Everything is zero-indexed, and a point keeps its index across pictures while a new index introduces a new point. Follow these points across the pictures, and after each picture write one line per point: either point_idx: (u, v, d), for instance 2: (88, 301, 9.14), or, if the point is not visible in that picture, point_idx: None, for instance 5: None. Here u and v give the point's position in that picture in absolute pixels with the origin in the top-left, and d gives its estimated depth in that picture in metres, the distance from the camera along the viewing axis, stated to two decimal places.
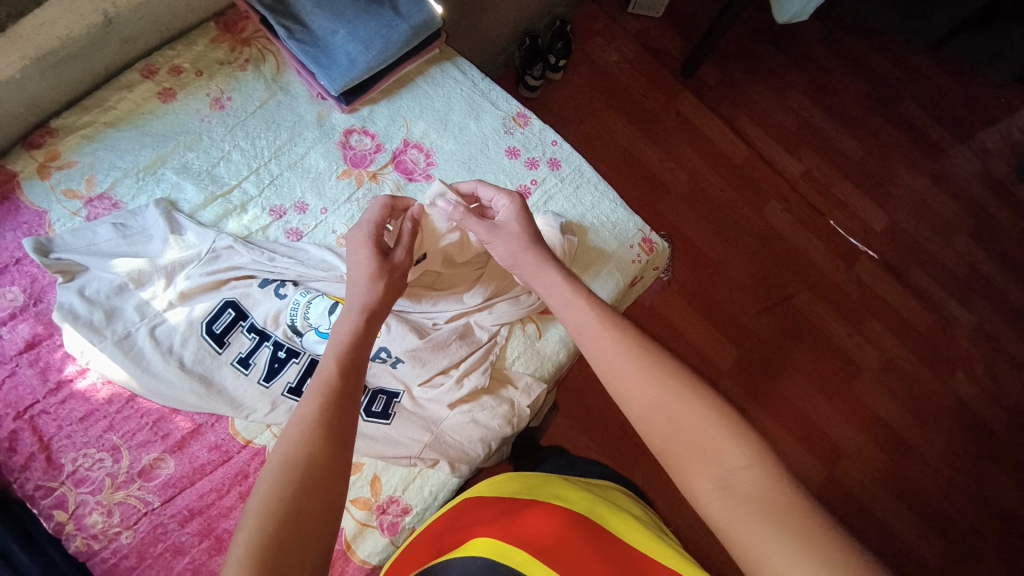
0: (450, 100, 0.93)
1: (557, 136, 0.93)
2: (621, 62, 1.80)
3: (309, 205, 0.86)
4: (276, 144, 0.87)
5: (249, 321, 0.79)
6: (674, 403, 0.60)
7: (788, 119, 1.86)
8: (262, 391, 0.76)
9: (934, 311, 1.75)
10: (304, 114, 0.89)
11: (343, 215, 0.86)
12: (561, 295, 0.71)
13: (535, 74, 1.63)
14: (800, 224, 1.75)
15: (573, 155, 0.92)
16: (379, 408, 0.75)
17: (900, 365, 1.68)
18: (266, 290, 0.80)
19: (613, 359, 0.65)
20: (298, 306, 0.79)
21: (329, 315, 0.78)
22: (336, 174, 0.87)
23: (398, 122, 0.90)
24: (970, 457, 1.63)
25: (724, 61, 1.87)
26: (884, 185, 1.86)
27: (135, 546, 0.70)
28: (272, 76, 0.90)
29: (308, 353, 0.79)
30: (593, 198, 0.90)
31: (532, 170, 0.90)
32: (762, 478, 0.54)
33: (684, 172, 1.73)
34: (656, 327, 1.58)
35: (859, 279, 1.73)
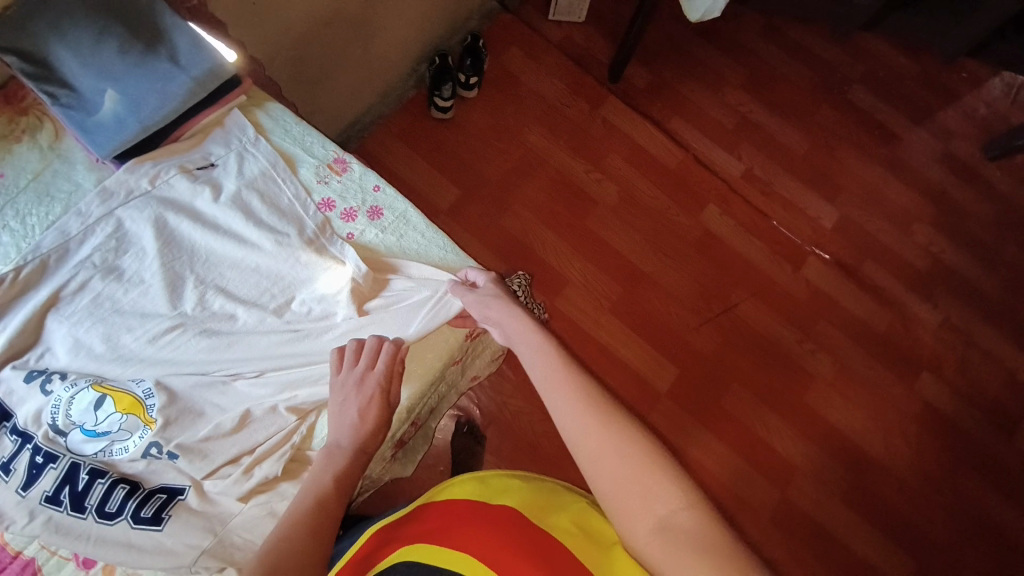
0: (253, 160, 0.76)
1: (379, 180, 0.82)
2: (542, 73, 1.72)
3: (86, 299, 0.67)
4: (50, 220, 0.70)
5: (11, 423, 0.62)
6: (613, 454, 0.60)
7: (724, 118, 1.77)
8: (19, 500, 0.60)
9: (894, 309, 1.64)
10: (83, 182, 0.72)
11: (128, 312, 0.68)
12: (530, 340, 0.70)
13: (445, 95, 1.56)
14: (742, 227, 1.66)
15: (397, 200, 0.81)
16: (150, 512, 0.62)
17: (858, 370, 1.57)
18: (31, 386, 0.63)
19: (567, 408, 0.64)
20: (59, 403, 0.63)
21: (95, 411, 0.64)
22: (121, 249, 0.69)
23: (202, 186, 0.72)
24: (942, 464, 1.52)
25: (653, 60, 1.79)
26: (833, 178, 1.76)
27: None
28: (50, 143, 0.73)
29: (70, 455, 0.62)
30: (419, 247, 0.80)
31: (347, 225, 0.78)
32: (698, 518, 0.56)
33: (613, 182, 1.65)
34: (587, 350, 1.50)
35: (808, 281, 1.63)
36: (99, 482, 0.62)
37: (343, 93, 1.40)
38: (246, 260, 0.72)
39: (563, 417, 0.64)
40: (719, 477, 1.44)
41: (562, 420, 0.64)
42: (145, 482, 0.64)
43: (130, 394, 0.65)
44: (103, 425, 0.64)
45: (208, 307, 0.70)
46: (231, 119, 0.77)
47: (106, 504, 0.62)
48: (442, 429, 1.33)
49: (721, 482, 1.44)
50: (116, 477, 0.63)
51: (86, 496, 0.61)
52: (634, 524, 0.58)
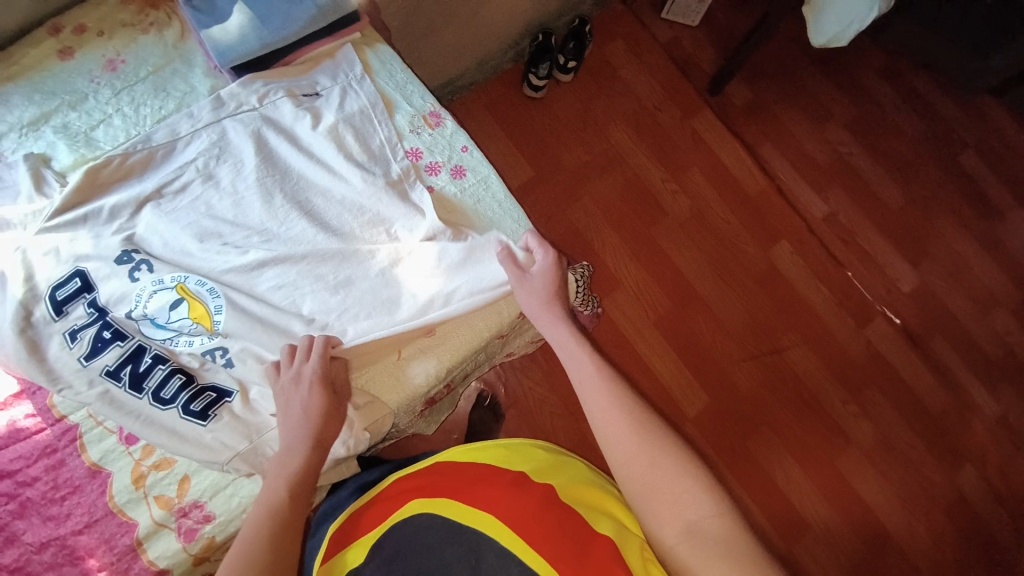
0: (355, 97, 0.77)
1: (468, 142, 0.82)
2: (641, 70, 1.68)
3: (181, 196, 0.70)
4: (161, 113, 0.74)
5: (92, 295, 0.66)
6: (643, 458, 0.62)
7: (820, 156, 1.68)
8: (80, 368, 0.65)
9: (954, 392, 1.54)
10: (197, 86, 0.75)
11: (215, 215, 0.70)
12: (566, 345, 0.72)
13: (540, 73, 1.56)
14: (809, 271, 1.58)
15: (482, 165, 0.81)
16: (199, 406, 0.66)
17: (897, 445, 1.49)
18: (120, 270, 0.67)
19: (603, 412, 0.66)
20: (141, 297, 0.67)
21: (169, 311, 0.67)
22: (220, 157, 0.71)
23: (305, 111, 0.74)
24: (965, 564, 1.43)
25: (759, 80, 1.71)
26: (922, 242, 1.65)
27: None
28: (173, 41, 0.77)
29: (138, 337, 0.67)
30: (494, 214, 0.80)
31: (430, 177, 0.79)
32: (728, 524, 0.57)
33: (687, 196, 1.60)
34: (623, 357, 1.48)
35: (868, 342, 1.55)
36: (159, 367, 0.67)
37: (444, 52, 1.41)
38: (333, 190, 0.73)
39: (600, 425, 0.66)
40: None
41: (599, 430, 0.66)
42: (199, 378, 0.68)
43: (204, 305, 0.68)
44: (174, 323, 0.68)
45: (289, 227, 0.72)
46: (344, 52, 0.79)
47: (161, 390, 0.66)
48: (463, 399, 1.35)
49: None
50: (175, 367, 0.67)
51: (144, 378, 0.66)
52: (661, 525, 0.60)
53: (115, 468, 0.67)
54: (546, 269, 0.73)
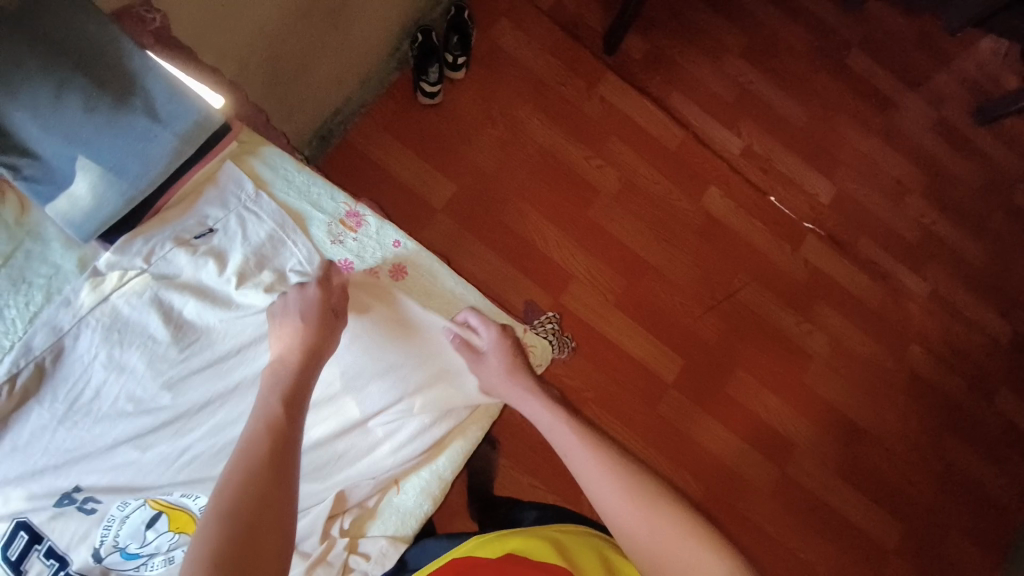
0: (257, 222, 0.72)
1: (399, 236, 0.81)
2: (533, 47, 1.59)
3: (99, 397, 0.68)
4: (31, 311, 0.64)
5: (45, 544, 0.67)
6: (644, 521, 0.70)
7: (725, 92, 1.69)
8: None
9: (887, 284, 1.67)
10: (63, 264, 0.65)
11: (147, 404, 0.70)
12: (545, 418, 0.84)
13: (432, 79, 1.44)
14: (742, 209, 1.63)
15: (420, 257, 0.82)
16: None
17: (852, 347, 1.61)
18: (65, 511, 0.68)
19: (597, 480, 0.75)
20: (111, 525, 0.69)
21: (146, 531, 0.71)
22: (122, 349, 0.68)
23: (204, 258, 0.69)
24: (928, 431, 1.61)
25: (649, 28, 1.67)
26: (831, 151, 1.72)
27: None
28: (15, 220, 0.64)
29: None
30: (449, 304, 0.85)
31: (372, 286, 0.79)
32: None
33: (612, 167, 1.58)
34: (594, 345, 1.49)
35: (807, 261, 1.63)
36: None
37: (323, 87, 1.27)
38: (262, 342, 0.73)
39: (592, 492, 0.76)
40: (723, 460, 1.49)
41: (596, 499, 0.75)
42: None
43: (186, 512, 0.72)
44: (151, 544, 0.71)
45: (232, 393, 0.74)
46: (229, 175, 0.71)
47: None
48: None
49: (724, 464, 1.50)
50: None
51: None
52: None
53: None
54: (494, 344, 0.83)
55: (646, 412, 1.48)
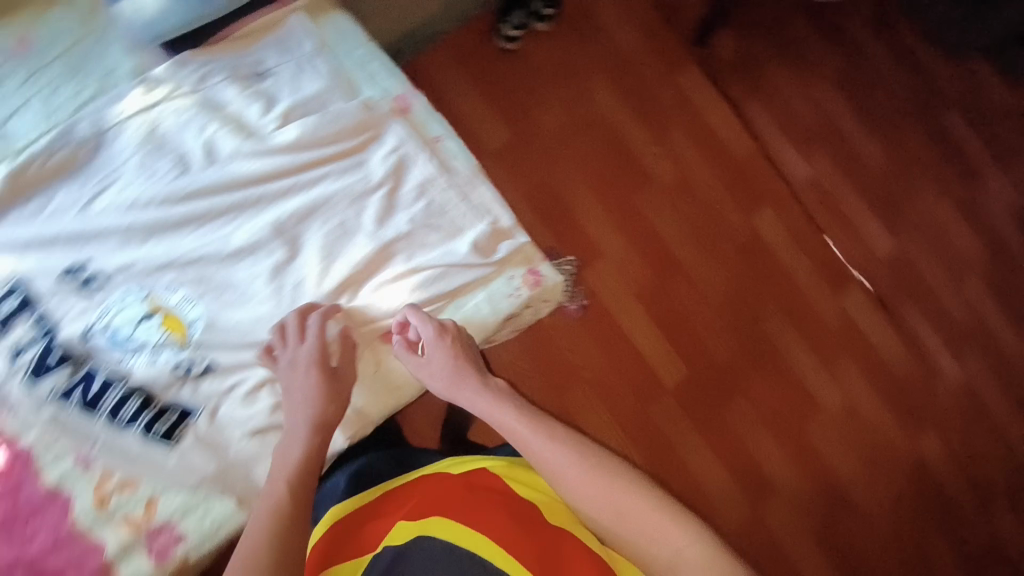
0: (311, 77, 0.84)
1: (442, 131, 0.88)
2: (626, 21, 1.56)
3: (125, 188, 0.77)
4: (80, 97, 0.81)
5: (41, 317, 0.74)
6: (619, 501, 0.73)
7: (807, 116, 1.62)
8: (27, 391, 0.73)
9: (919, 358, 1.59)
10: (120, 66, 0.82)
11: (160, 198, 0.77)
12: (486, 406, 0.81)
13: (513, 23, 1.44)
14: (792, 239, 1.57)
15: (460, 152, 0.87)
16: (164, 429, 0.74)
17: (864, 410, 1.54)
18: (69, 283, 0.75)
19: (566, 470, 0.75)
20: (105, 311, 0.76)
21: (137, 323, 0.76)
22: (161, 152, 0.78)
23: (254, 96, 0.82)
24: (917, 518, 1.53)
25: (747, 35, 1.61)
26: (900, 208, 1.64)
27: None
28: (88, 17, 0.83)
29: (91, 360, 0.75)
30: (475, 207, 0.86)
31: (408, 170, 0.84)
32: (699, 544, 0.69)
33: (671, 161, 1.54)
34: (603, 330, 1.46)
35: (842, 310, 1.57)
36: (110, 390, 0.74)
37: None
38: (286, 178, 0.80)
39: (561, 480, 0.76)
40: (698, 481, 1.44)
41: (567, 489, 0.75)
42: (157, 398, 0.75)
43: (179, 319, 0.76)
44: (140, 336, 0.76)
45: (245, 224, 0.79)
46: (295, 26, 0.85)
47: (120, 409, 0.74)
48: None
49: (700, 486, 1.45)
50: (130, 388, 0.75)
51: (101, 398, 0.74)
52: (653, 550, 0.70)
53: (75, 490, 0.72)
54: (441, 349, 0.78)
55: (635, 410, 1.45)
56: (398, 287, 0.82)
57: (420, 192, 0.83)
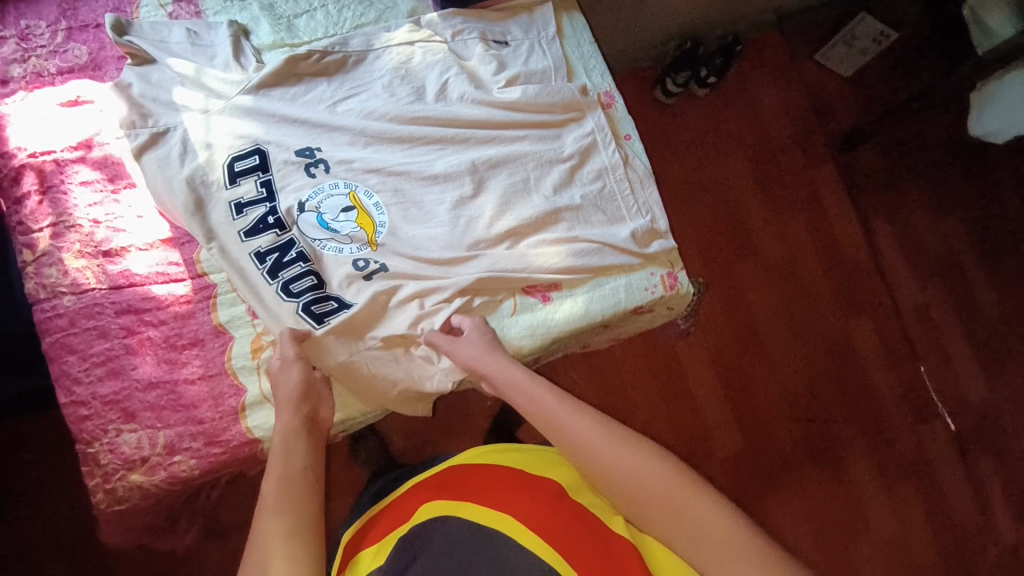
0: (542, 55, 0.77)
1: (632, 132, 0.80)
2: (777, 106, 1.63)
3: (325, 92, 0.72)
4: (361, 19, 0.77)
5: (265, 176, 0.69)
6: (640, 467, 0.59)
7: (927, 243, 1.61)
8: (237, 243, 0.67)
9: (984, 520, 1.48)
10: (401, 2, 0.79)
11: (370, 103, 0.72)
12: (518, 377, 0.67)
13: (678, 81, 1.52)
14: (885, 356, 1.54)
15: (640, 156, 0.80)
16: (318, 310, 0.67)
17: (917, 554, 1.45)
18: (298, 164, 0.69)
19: (581, 433, 0.63)
20: (319, 192, 0.69)
21: (338, 213, 0.69)
22: (405, 79, 0.73)
23: (492, 58, 0.75)
24: None
25: (891, 151, 1.64)
26: (1007, 363, 1.57)
27: (71, 313, 0.64)
28: None
29: (294, 233, 0.68)
30: (633, 208, 0.76)
31: (600, 161, 0.76)
32: (732, 521, 0.54)
33: (784, 244, 1.56)
34: (672, 380, 1.46)
35: (920, 443, 1.50)
36: (299, 264, 0.68)
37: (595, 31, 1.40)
38: (507, 136, 0.74)
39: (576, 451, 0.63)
40: None
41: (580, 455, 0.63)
42: (327, 285, 0.68)
43: (370, 217, 0.70)
44: (338, 225, 0.69)
45: (437, 164, 0.72)
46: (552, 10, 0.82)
47: (293, 284, 0.67)
48: None
49: None
50: (311, 266, 0.68)
51: (283, 268, 0.67)
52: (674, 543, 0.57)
53: (238, 335, 0.67)
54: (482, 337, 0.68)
55: None
56: (530, 256, 0.71)
57: (598, 175, 0.76)
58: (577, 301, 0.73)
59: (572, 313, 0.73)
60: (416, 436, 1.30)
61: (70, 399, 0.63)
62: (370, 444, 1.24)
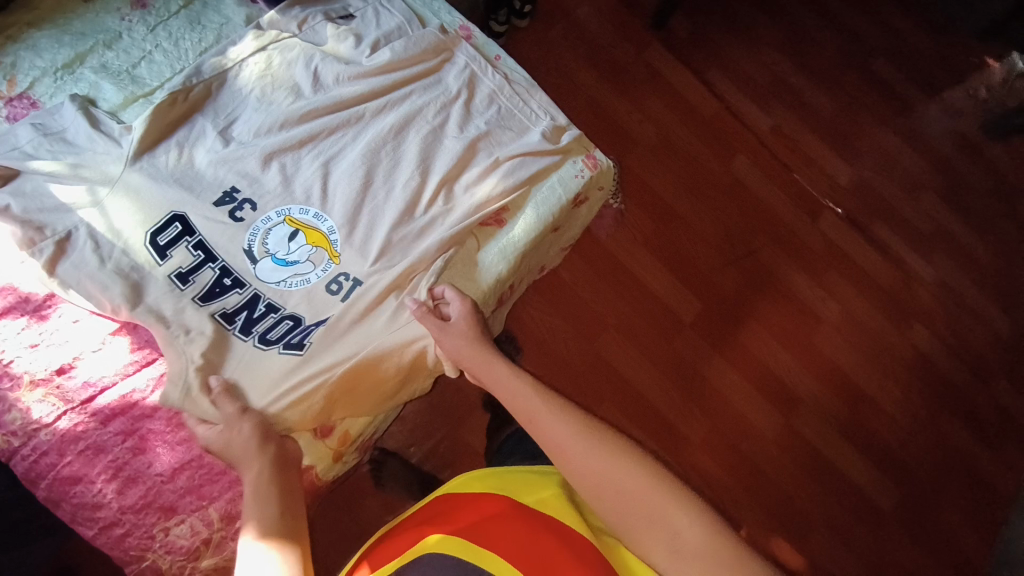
0: (390, 15, 0.92)
1: (500, 52, 0.98)
2: (591, 12, 1.77)
3: (208, 128, 0.81)
4: (201, 45, 0.90)
5: (193, 237, 0.77)
6: (616, 472, 0.63)
7: (759, 77, 1.84)
8: (197, 309, 0.76)
9: (892, 267, 1.77)
10: (233, 17, 0.93)
11: (262, 115, 0.82)
12: (509, 384, 0.75)
13: (500, 20, 1.60)
14: (767, 177, 1.76)
15: (515, 66, 0.98)
16: (295, 340, 0.78)
17: (862, 318, 1.70)
18: (221, 211, 0.78)
19: (563, 440, 0.67)
20: (256, 232, 0.79)
21: (289, 242, 0.80)
22: (275, 85, 0.84)
23: (347, 34, 0.88)
24: (928, 408, 1.67)
25: (695, 12, 1.84)
26: (853, 142, 1.86)
27: (56, 443, 0.71)
28: None
29: (253, 285, 0.79)
30: (528, 113, 0.93)
31: (483, 84, 0.92)
32: (704, 533, 0.58)
33: (651, 123, 1.72)
34: (618, 277, 1.58)
35: (824, 234, 1.75)
36: (272, 314, 0.79)
37: None
38: (385, 97, 0.87)
39: (560, 452, 0.67)
40: (731, 402, 1.57)
41: (562, 457, 0.67)
42: (304, 320, 0.79)
43: (318, 231, 0.81)
44: (292, 255, 0.80)
45: (342, 145, 0.84)
46: None
47: (269, 332, 0.78)
48: None
49: (730, 408, 1.57)
50: (284, 313, 0.79)
51: (256, 322, 0.78)
52: (647, 545, 0.60)
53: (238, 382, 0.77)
54: (463, 315, 0.79)
55: (662, 345, 1.57)
56: (475, 196, 0.85)
57: (489, 99, 0.92)
58: (527, 213, 0.88)
59: (527, 225, 0.87)
60: (429, 439, 1.31)
61: (97, 527, 0.72)
62: (391, 465, 1.21)
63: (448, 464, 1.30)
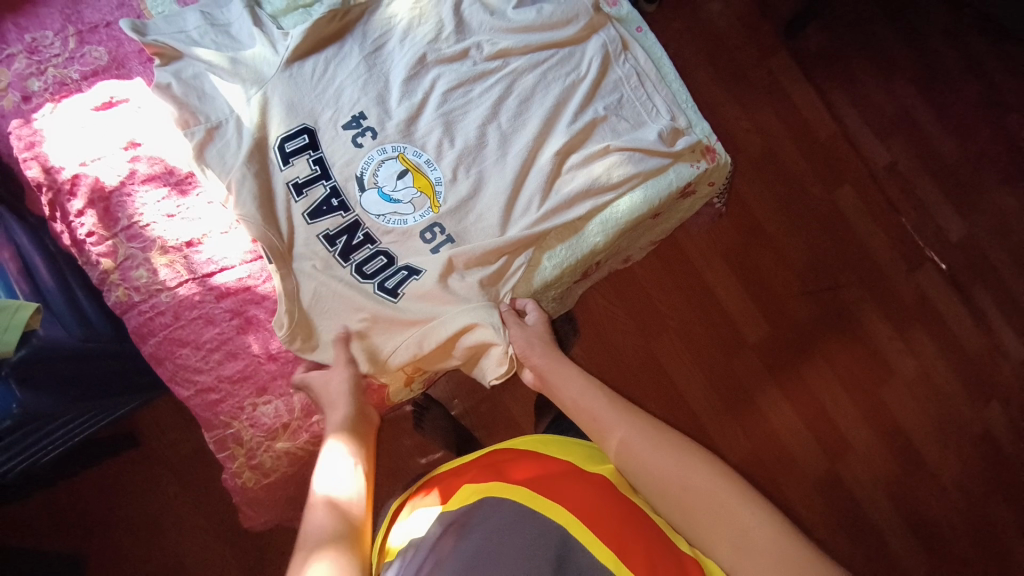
0: None
1: (642, 26, 0.97)
2: (722, 7, 1.69)
3: (351, 49, 0.84)
4: None
5: (316, 153, 0.81)
6: (686, 471, 0.64)
7: (885, 108, 1.73)
8: (305, 225, 0.80)
9: (982, 336, 1.64)
10: None
11: (404, 48, 0.85)
12: (576, 383, 0.78)
13: None
14: (870, 215, 1.66)
15: (653, 44, 0.97)
16: (390, 285, 0.81)
17: (937, 381, 1.60)
18: (344, 134, 0.81)
19: (630, 439, 0.70)
20: (370, 162, 0.81)
21: (397, 180, 0.82)
22: (422, 20, 0.86)
23: None
24: (985, 491, 1.56)
25: (831, 25, 1.73)
26: (972, 196, 1.72)
27: (173, 306, 0.79)
28: None
29: (355, 212, 0.81)
30: (656, 96, 0.92)
31: (619, 58, 0.91)
32: (778, 531, 0.58)
33: (759, 134, 1.65)
34: (691, 283, 1.54)
35: (918, 286, 1.64)
36: (367, 245, 0.81)
37: None
38: (522, 54, 0.88)
39: (624, 451, 0.69)
40: (779, 435, 1.52)
41: (625, 459, 0.69)
42: (396, 259, 0.82)
43: (426, 177, 0.82)
44: (397, 193, 0.82)
45: (472, 92, 0.85)
46: None
47: (364, 265, 0.81)
48: None
49: (778, 441, 1.52)
50: (379, 247, 0.82)
51: (353, 250, 0.81)
52: (714, 540, 0.61)
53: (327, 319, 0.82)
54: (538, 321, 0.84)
55: (720, 362, 1.53)
56: (592, 169, 0.86)
57: (620, 74, 0.91)
58: (635, 195, 0.87)
59: (633, 204, 0.87)
60: (474, 396, 1.34)
61: (193, 390, 0.79)
62: (433, 414, 1.23)
63: (486, 423, 1.33)
